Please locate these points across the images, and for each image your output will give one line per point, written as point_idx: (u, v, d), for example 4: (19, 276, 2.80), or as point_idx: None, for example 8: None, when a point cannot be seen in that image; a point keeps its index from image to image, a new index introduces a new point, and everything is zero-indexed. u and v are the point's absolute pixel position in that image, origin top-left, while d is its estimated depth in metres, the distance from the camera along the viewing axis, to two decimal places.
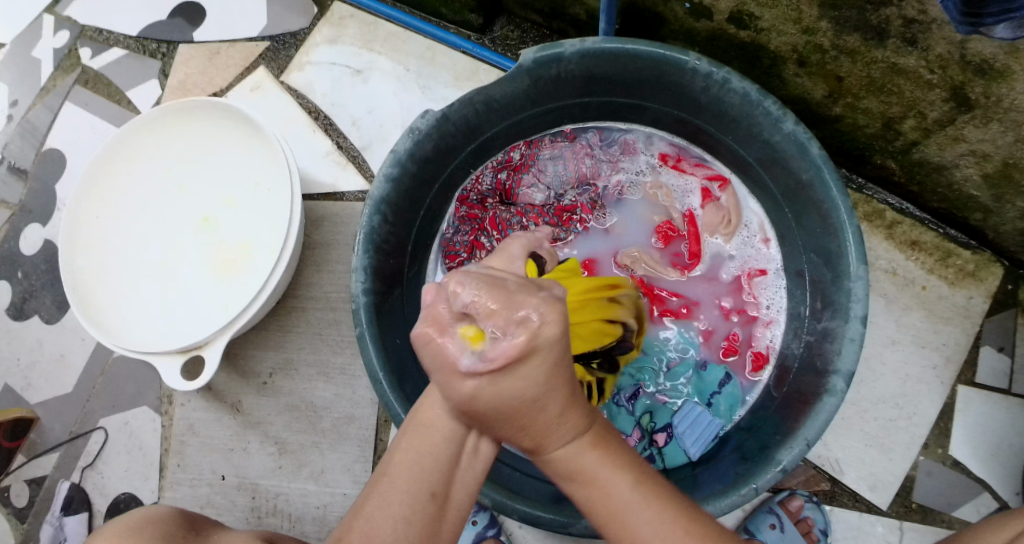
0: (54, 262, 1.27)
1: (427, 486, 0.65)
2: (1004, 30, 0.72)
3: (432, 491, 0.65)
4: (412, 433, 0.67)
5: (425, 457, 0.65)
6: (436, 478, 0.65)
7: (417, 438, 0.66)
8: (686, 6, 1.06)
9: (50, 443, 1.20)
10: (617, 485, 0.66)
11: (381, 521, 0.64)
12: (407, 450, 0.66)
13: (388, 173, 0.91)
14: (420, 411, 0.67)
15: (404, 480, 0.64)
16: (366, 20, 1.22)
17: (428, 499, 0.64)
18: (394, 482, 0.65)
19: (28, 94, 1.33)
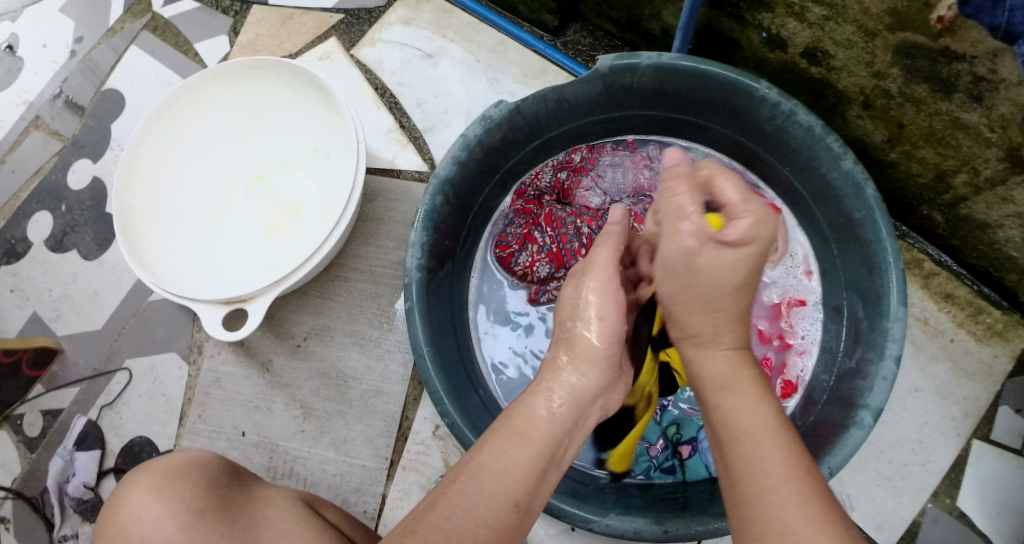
0: (100, 200, 1.28)
1: (512, 496, 0.66)
2: None
3: (516, 501, 0.66)
4: (505, 442, 0.68)
5: (515, 468, 0.67)
6: (522, 490, 0.66)
7: (509, 447, 0.68)
8: (762, 36, 1.08)
9: (70, 378, 1.21)
10: (763, 409, 0.69)
11: (461, 517, 0.64)
12: (491, 454, 0.67)
13: (456, 156, 0.93)
14: (516, 421, 0.70)
15: (493, 485, 0.66)
16: (442, 8, 1.24)
17: (511, 509, 0.65)
18: (480, 487, 0.66)
19: (94, 33, 1.34)
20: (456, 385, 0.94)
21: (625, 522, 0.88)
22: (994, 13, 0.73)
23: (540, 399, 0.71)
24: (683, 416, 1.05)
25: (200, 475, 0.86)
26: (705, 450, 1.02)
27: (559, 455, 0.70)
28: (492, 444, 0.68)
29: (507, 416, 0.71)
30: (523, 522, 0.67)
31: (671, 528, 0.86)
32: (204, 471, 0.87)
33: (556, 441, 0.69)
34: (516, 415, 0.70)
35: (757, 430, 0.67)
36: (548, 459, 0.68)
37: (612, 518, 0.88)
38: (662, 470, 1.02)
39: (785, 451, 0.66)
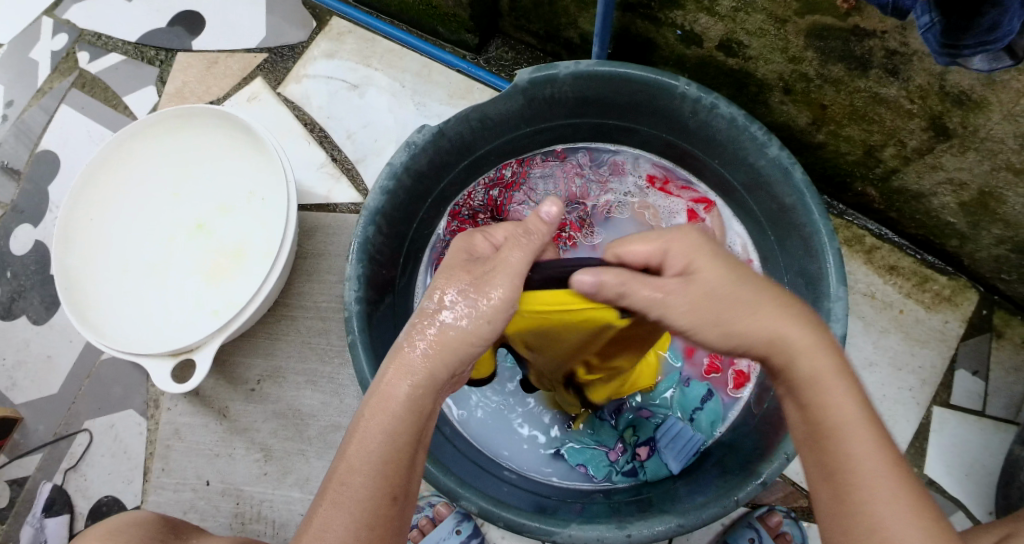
0: (45, 263, 1.27)
1: (388, 489, 0.65)
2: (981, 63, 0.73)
3: (395, 494, 0.66)
4: (369, 436, 0.66)
5: (383, 461, 0.66)
6: (398, 483, 0.66)
7: (375, 437, 0.66)
8: (678, 33, 1.09)
9: (32, 444, 1.19)
10: (842, 397, 0.67)
11: (338, 525, 0.63)
12: (358, 457, 0.66)
13: (384, 185, 0.93)
14: (372, 413, 0.68)
15: (366, 485, 0.65)
16: (364, 37, 1.24)
17: (390, 503, 0.65)
18: (355, 488, 0.64)
19: (23, 95, 1.33)
20: None
21: (587, 530, 0.87)
22: None
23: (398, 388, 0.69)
24: (638, 418, 1.05)
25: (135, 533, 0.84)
26: (664, 449, 1.01)
27: (424, 438, 0.70)
28: (356, 443, 0.66)
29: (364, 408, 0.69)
30: (403, 511, 0.67)
31: (634, 532, 0.87)
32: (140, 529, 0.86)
33: (422, 421, 0.69)
34: (374, 406, 0.68)
35: (846, 423, 0.65)
36: (413, 445, 0.68)
37: (574, 528, 0.87)
38: (624, 474, 1.03)
39: (875, 441, 0.64)
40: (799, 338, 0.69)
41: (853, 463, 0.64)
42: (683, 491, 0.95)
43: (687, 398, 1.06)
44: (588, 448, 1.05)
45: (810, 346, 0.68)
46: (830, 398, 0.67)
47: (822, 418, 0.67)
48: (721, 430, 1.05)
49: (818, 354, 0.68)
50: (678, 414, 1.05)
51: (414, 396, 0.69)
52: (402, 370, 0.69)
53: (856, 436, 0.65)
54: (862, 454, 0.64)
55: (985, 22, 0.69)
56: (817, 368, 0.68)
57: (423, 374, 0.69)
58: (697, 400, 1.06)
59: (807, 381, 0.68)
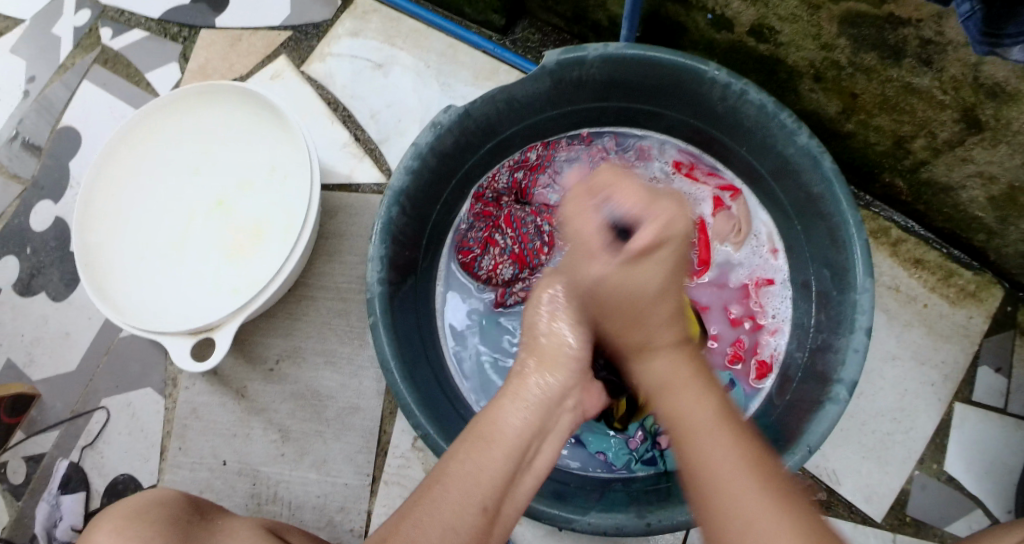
0: (65, 240, 1.26)
1: (479, 501, 0.69)
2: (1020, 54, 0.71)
3: (484, 505, 0.69)
4: (474, 449, 0.72)
5: (482, 472, 0.70)
6: (489, 495, 0.70)
7: (478, 453, 0.71)
8: (708, 17, 1.08)
9: (49, 421, 1.19)
10: (724, 450, 0.67)
11: (430, 526, 0.68)
12: (464, 465, 0.71)
13: (409, 165, 0.92)
14: (481, 427, 0.73)
15: (459, 492, 0.69)
16: (389, 16, 1.23)
17: (479, 512, 0.69)
18: (449, 490, 0.69)
19: (45, 71, 1.33)
20: (433, 400, 0.94)
21: (605, 518, 0.87)
22: None
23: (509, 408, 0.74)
24: None
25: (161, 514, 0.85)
26: None
27: (524, 461, 0.73)
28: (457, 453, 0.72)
29: (472, 428, 0.74)
30: (490, 526, 0.70)
31: (654, 521, 0.85)
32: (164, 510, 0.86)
33: (527, 444, 0.73)
34: (481, 425, 0.73)
35: (726, 471, 0.65)
36: (514, 463, 0.72)
37: (593, 516, 0.87)
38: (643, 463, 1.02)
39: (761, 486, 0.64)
40: (661, 339, 0.74)
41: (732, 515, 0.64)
42: None
43: None
44: (605, 436, 1.03)
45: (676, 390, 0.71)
46: (699, 448, 0.67)
47: (700, 473, 0.66)
48: (742, 421, 1.03)
49: (722, 430, 0.68)
50: None
51: (527, 424, 0.74)
52: (510, 396, 0.75)
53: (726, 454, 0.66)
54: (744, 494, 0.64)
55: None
56: (690, 410, 0.70)
57: (534, 404, 0.75)
58: None
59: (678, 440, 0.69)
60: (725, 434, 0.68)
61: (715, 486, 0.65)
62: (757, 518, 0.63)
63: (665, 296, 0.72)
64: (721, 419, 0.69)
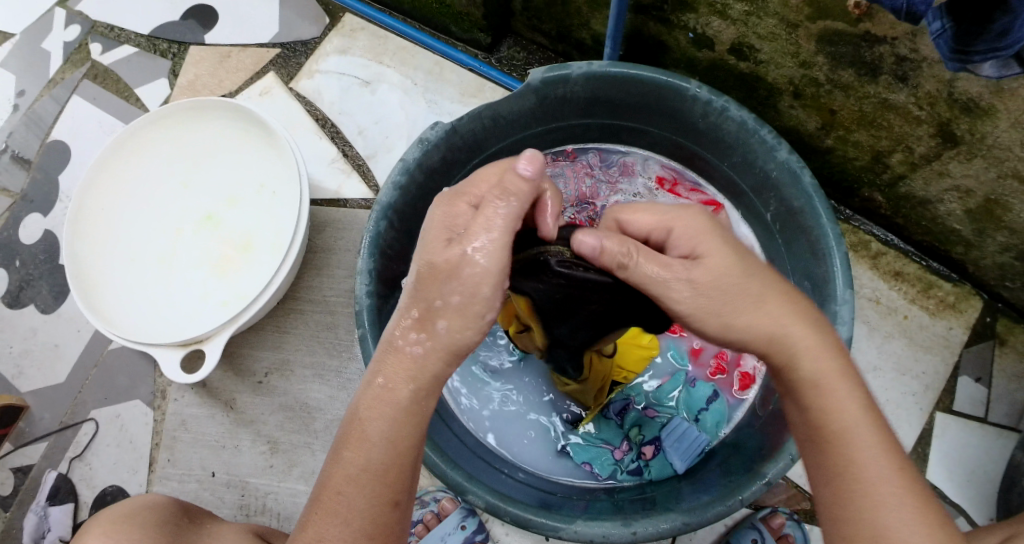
0: (53, 253, 1.27)
1: (385, 495, 0.65)
2: (991, 69, 0.75)
3: (394, 498, 0.66)
4: (361, 439, 0.66)
5: (375, 465, 0.65)
6: (395, 487, 0.66)
7: (364, 447, 0.65)
8: (689, 36, 1.10)
9: (37, 433, 1.20)
10: (848, 401, 0.67)
11: (334, 529, 0.64)
12: (354, 462, 0.65)
13: (396, 181, 0.94)
14: (365, 416, 0.66)
15: (359, 492, 0.65)
16: (377, 34, 1.25)
17: (389, 508, 0.65)
18: (348, 491, 0.65)
19: (35, 85, 1.34)
20: None
21: (593, 527, 0.88)
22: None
23: (395, 388, 0.67)
24: (644, 417, 1.06)
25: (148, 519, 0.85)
26: (670, 448, 1.02)
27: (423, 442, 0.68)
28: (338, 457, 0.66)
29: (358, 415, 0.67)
30: (403, 515, 0.67)
31: (639, 529, 0.87)
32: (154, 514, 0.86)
33: (405, 424, 0.67)
34: (370, 409, 0.66)
35: (852, 423, 0.66)
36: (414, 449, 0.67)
37: (579, 525, 0.87)
38: (628, 473, 1.04)
39: (880, 445, 0.65)
40: (824, 355, 0.69)
41: (854, 466, 0.65)
42: (687, 491, 0.95)
43: (692, 399, 1.07)
44: (593, 447, 1.05)
45: (813, 347, 0.68)
46: (832, 399, 0.67)
47: (827, 423, 0.67)
48: (725, 431, 1.05)
49: (852, 383, 0.68)
50: (683, 414, 1.06)
51: (417, 399, 0.67)
52: (392, 377, 0.67)
53: (867, 454, 0.65)
54: (868, 456, 0.65)
55: (995, 28, 0.69)
56: (823, 365, 0.68)
57: (416, 384, 0.67)
58: (702, 400, 1.07)
59: (809, 383, 0.68)
60: (849, 378, 0.68)
61: (854, 479, 0.65)
62: (881, 493, 0.64)
63: (788, 316, 0.69)
64: (850, 372, 0.69)
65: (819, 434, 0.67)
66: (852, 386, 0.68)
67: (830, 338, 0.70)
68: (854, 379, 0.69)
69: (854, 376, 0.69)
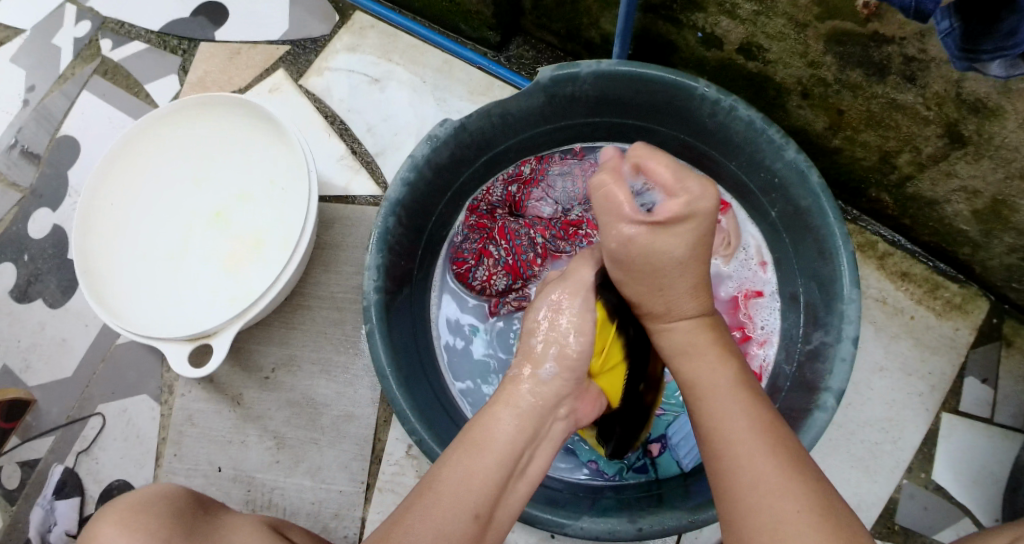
0: (62, 248, 1.28)
1: (472, 506, 0.72)
2: (998, 67, 0.74)
3: (477, 512, 0.72)
4: (467, 455, 0.74)
5: (472, 476, 0.73)
6: (481, 501, 0.72)
7: (469, 458, 0.74)
8: (698, 35, 1.10)
9: (44, 426, 1.20)
10: (766, 459, 0.70)
11: (422, 530, 0.70)
12: (453, 473, 0.73)
13: (405, 177, 0.94)
14: (473, 434, 0.76)
15: (451, 500, 0.71)
16: (386, 32, 1.25)
17: (472, 519, 0.71)
18: (441, 496, 0.72)
19: (45, 80, 1.34)
20: (428, 410, 0.95)
21: (598, 523, 0.88)
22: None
23: (504, 414, 0.76)
24: None
25: (165, 507, 0.85)
26: (675, 445, 1.03)
27: (519, 467, 0.76)
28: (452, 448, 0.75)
29: (463, 436, 0.76)
30: (485, 532, 0.73)
31: (645, 526, 0.87)
32: (170, 501, 0.86)
33: (518, 452, 0.75)
34: (475, 429, 0.76)
35: (753, 453, 0.71)
36: (506, 469, 0.74)
37: (586, 521, 0.88)
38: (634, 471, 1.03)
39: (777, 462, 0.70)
40: (687, 310, 0.81)
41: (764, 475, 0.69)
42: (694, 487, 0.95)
43: None
44: None
45: (712, 386, 0.77)
46: (716, 401, 0.76)
47: (722, 436, 0.73)
48: None
49: (755, 416, 0.74)
50: None
51: (518, 432, 0.76)
52: (507, 404, 0.77)
53: (761, 461, 0.70)
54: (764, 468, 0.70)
55: (1005, 28, 0.69)
56: (697, 368, 0.79)
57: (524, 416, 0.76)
58: None
59: (704, 392, 0.77)
60: (743, 392, 0.76)
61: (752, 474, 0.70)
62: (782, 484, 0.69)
63: (688, 260, 0.79)
64: (745, 394, 0.76)
65: (714, 455, 0.73)
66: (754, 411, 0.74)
67: (747, 377, 0.78)
68: (757, 401, 0.76)
69: (759, 402, 0.76)
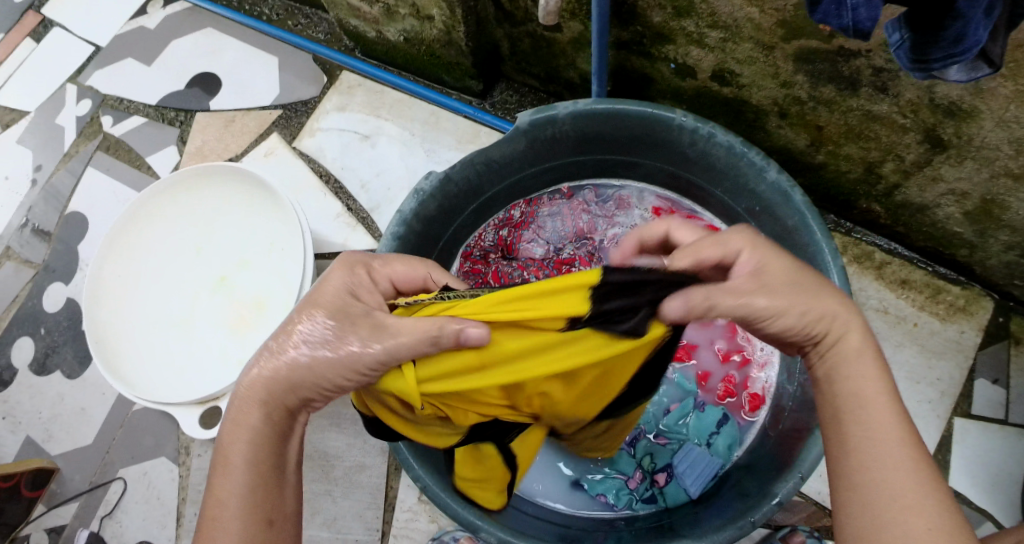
0: (76, 320, 1.32)
1: (264, 512, 0.68)
2: (958, 72, 0.76)
3: (269, 515, 0.68)
4: (239, 432, 0.70)
5: (260, 450, 0.70)
6: (269, 498, 0.69)
7: (245, 432, 0.70)
8: (671, 67, 1.13)
9: (69, 493, 1.23)
10: (874, 389, 0.66)
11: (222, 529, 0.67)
12: (238, 448, 0.70)
13: (395, 232, 0.97)
14: (240, 413, 0.70)
15: (247, 479, 0.68)
16: (373, 88, 1.29)
17: (266, 523, 0.68)
18: (235, 473, 0.68)
19: (51, 159, 1.40)
20: None
21: None
22: (839, 15, 0.70)
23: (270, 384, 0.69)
24: (656, 445, 1.06)
25: None
26: (681, 474, 1.02)
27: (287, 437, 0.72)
28: (250, 375, 0.70)
29: (236, 412, 0.71)
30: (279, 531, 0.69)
31: None
32: None
33: (281, 426, 0.72)
34: (241, 408, 0.70)
35: (862, 410, 0.65)
36: (279, 444, 0.71)
37: None
38: (644, 501, 1.04)
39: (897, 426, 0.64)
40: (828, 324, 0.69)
41: (881, 447, 0.63)
42: (704, 515, 0.97)
43: (702, 424, 1.06)
44: (606, 478, 1.05)
45: (857, 353, 0.68)
46: (842, 363, 0.68)
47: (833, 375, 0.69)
48: (738, 453, 1.05)
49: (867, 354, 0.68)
50: (695, 440, 1.05)
51: (269, 414, 0.70)
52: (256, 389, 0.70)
53: (875, 391, 0.66)
54: (887, 443, 0.63)
55: (950, 35, 0.70)
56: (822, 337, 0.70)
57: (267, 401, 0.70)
58: (713, 424, 1.06)
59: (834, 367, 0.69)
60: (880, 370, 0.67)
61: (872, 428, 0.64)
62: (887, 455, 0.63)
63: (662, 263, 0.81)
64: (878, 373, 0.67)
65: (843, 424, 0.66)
66: (885, 379, 0.67)
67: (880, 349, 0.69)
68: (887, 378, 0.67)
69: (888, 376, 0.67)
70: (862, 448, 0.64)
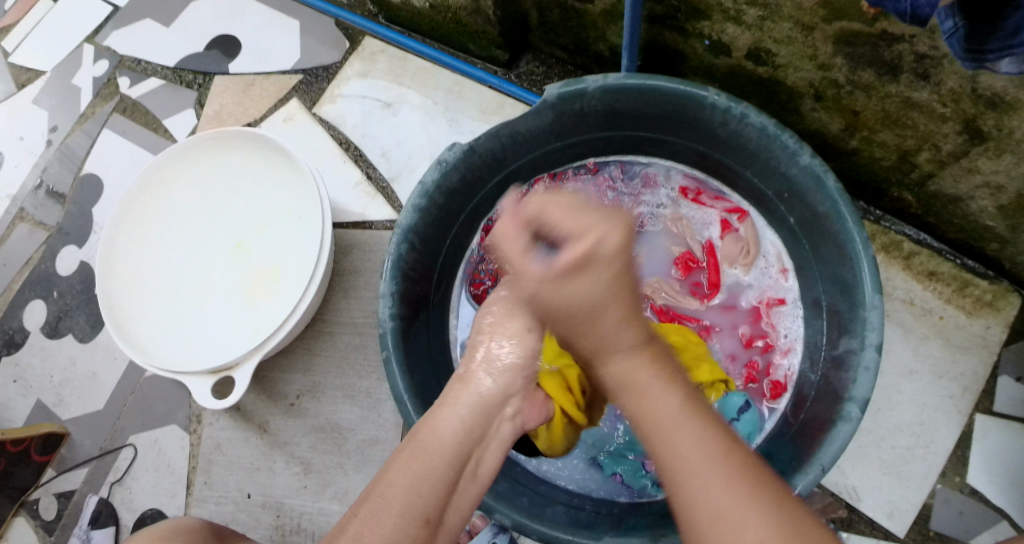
0: (90, 283, 1.30)
1: (423, 510, 0.72)
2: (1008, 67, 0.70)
3: (427, 516, 0.72)
4: (410, 453, 0.75)
5: (426, 467, 0.74)
6: (430, 504, 0.72)
7: (413, 456, 0.74)
8: (705, 43, 1.10)
9: (79, 458, 1.23)
10: (669, 401, 0.73)
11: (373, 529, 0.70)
12: (408, 460, 0.74)
13: (416, 204, 0.94)
14: (419, 435, 0.76)
15: (404, 488, 0.72)
16: (396, 56, 1.27)
17: (423, 524, 0.71)
18: (394, 484, 0.72)
19: (67, 120, 1.38)
20: None
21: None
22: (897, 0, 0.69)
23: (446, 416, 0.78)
24: None
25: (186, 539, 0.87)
26: None
27: (467, 466, 0.77)
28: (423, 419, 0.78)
29: (413, 436, 0.77)
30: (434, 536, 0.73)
31: None
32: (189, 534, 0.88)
33: (466, 450, 0.77)
34: (421, 432, 0.77)
35: (675, 423, 0.71)
36: (457, 470, 0.75)
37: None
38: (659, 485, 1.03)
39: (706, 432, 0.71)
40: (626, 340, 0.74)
41: (697, 470, 0.69)
42: None
43: (725, 407, 1.03)
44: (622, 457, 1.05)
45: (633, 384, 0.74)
46: (648, 394, 0.73)
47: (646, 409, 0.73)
48: (757, 441, 1.04)
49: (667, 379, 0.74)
50: None
51: (459, 434, 0.77)
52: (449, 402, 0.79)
53: (667, 403, 0.73)
54: (689, 451, 0.70)
55: (1009, 25, 0.67)
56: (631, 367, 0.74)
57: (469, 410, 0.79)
58: (735, 409, 1.04)
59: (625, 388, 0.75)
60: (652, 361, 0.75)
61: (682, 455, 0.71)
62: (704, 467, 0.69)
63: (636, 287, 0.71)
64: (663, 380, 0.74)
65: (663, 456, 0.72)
66: (673, 390, 0.74)
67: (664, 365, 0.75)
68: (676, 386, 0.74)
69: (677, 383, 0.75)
70: (700, 469, 0.69)
